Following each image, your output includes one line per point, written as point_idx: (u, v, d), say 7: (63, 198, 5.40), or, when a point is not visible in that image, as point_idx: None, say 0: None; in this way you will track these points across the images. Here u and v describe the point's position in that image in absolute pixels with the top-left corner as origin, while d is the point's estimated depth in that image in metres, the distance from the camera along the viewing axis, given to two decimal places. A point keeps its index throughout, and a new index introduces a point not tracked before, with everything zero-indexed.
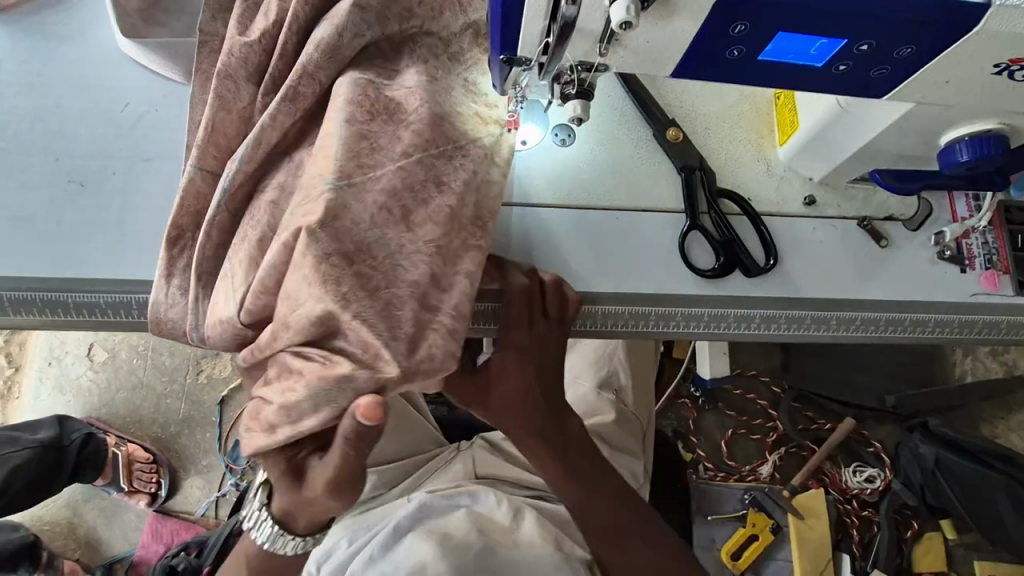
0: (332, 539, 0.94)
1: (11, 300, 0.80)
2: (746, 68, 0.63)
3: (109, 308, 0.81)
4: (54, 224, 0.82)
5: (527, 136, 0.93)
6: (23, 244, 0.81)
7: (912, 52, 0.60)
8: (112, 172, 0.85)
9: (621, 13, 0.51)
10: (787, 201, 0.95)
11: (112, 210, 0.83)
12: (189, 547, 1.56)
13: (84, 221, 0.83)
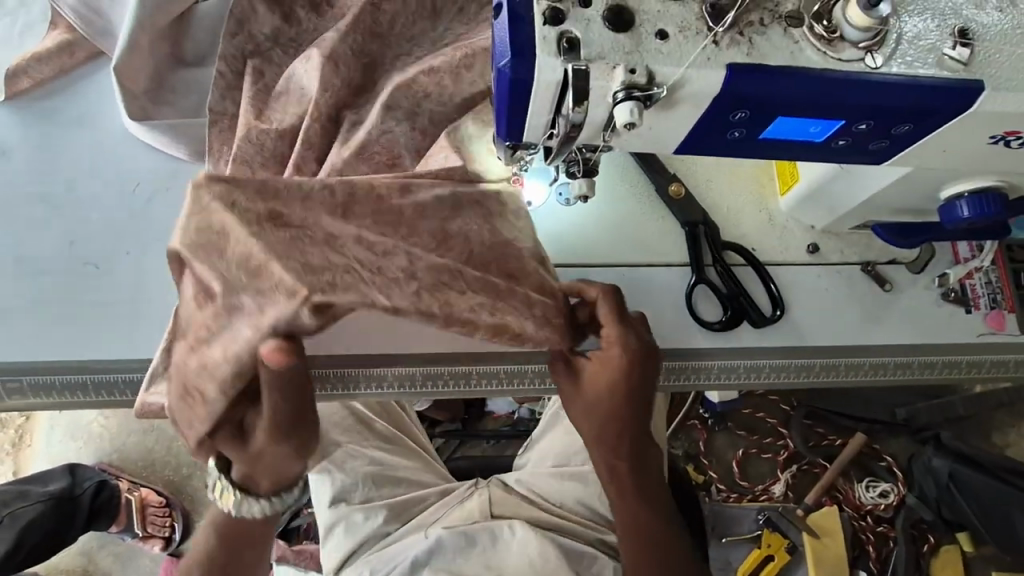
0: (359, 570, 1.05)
1: (28, 384, 0.81)
2: (747, 146, 0.64)
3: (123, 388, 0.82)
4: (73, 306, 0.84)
5: (532, 196, 0.94)
6: (42, 330, 0.82)
7: (909, 130, 0.62)
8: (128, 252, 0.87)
9: (625, 115, 0.54)
10: (791, 249, 0.97)
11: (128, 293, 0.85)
12: None
13: (98, 302, 0.84)
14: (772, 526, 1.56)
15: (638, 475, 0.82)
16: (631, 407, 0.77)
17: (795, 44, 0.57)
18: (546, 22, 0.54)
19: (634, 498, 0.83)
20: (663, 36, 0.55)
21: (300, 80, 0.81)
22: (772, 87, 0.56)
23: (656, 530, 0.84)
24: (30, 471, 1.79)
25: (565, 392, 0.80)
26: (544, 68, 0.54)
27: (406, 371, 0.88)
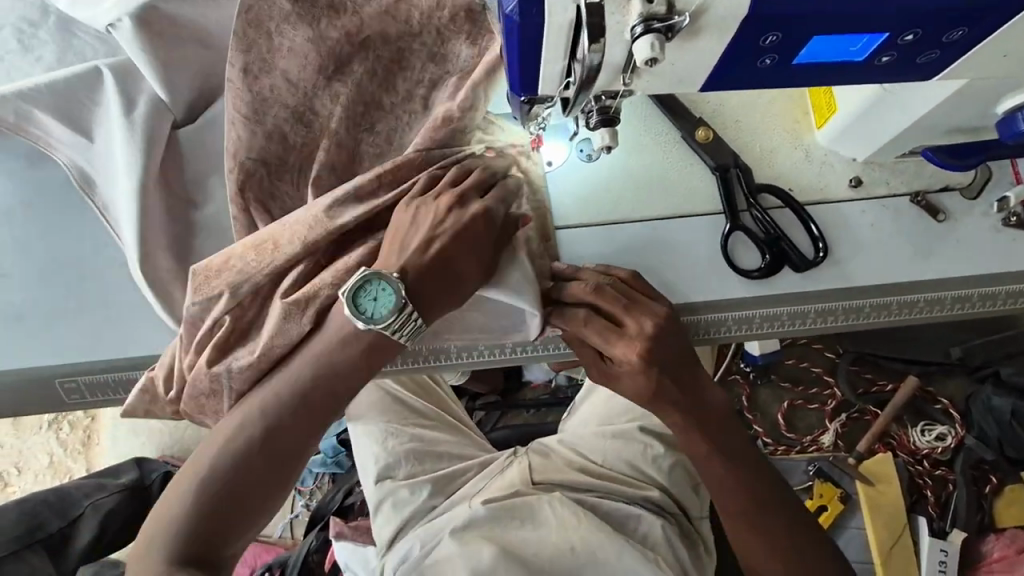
0: (409, 544, 1.07)
1: (70, 389, 0.92)
2: (780, 73, 0.60)
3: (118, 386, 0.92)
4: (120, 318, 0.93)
5: (552, 156, 0.91)
6: (96, 339, 0.92)
7: (963, 35, 0.56)
8: (166, 261, 0.91)
9: (645, 51, 0.50)
10: (832, 187, 0.91)
11: (165, 300, 0.91)
12: (286, 561, 1.66)
13: (100, 319, 0.93)
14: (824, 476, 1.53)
15: (709, 433, 0.83)
16: (661, 391, 0.79)
17: None
18: None
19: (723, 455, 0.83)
20: None
21: (322, 100, 0.89)
22: (805, 5, 0.51)
23: (748, 479, 0.84)
24: (102, 464, 1.86)
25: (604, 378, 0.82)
26: (554, 8, 0.50)
27: (441, 345, 0.89)
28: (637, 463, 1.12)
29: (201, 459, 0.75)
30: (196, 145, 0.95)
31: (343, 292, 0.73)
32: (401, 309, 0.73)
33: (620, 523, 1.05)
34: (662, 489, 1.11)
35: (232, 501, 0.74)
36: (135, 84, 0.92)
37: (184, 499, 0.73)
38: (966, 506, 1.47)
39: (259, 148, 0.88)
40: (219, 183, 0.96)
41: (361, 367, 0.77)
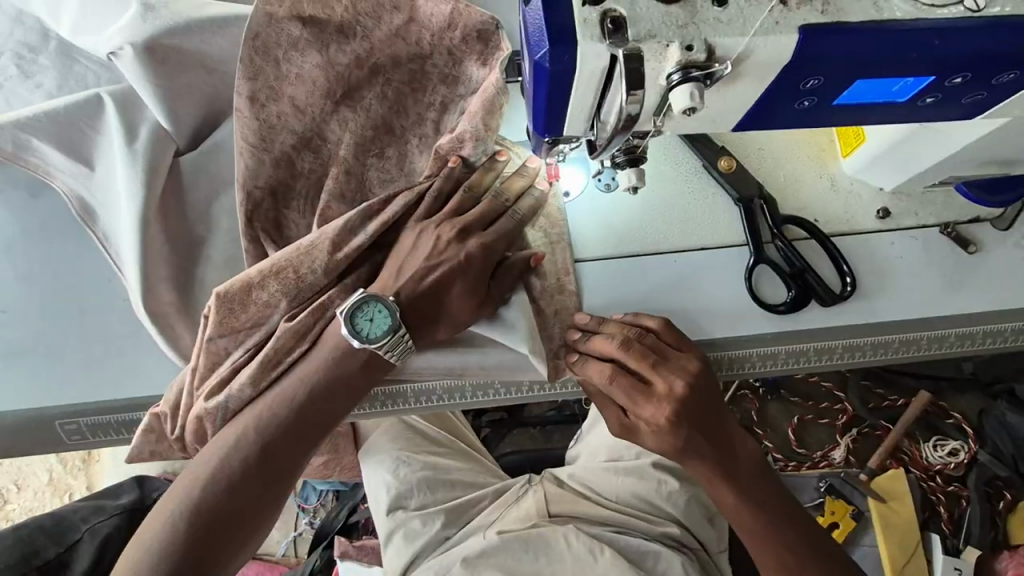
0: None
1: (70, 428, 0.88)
2: (819, 114, 0.57)
3: (121, 426, 0.89)
4: (123, 353, 0.90)
5: (570, 186, 0.88)
6: (97, 376, 0.89)
7: (1013, 78, 0.53)
8: (169, 295, 0.89)
9: (684, 100, 0.47)
10: (858, 217, 0.88)
11: (168, 334, 0.87)
12: None
13: (101, 357, 0.90)
14: (835, 493, 1.49)
15: (736, 482, 0.81)
16: (686, 447, 0.78)
17: None
18: (585, 2, 0.47)
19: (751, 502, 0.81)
20: (721, 2, 0.47)
21: (331, 125, 0.87)
22: (851, 50, 0.48)
23: (776, 524, 0.82)
24: (103, 485, 1.82)
25: (628, 431, 0.81)
26: (587, 55, 0.47)
27: (456, 382, 0.85)
28: (653, 499, 1.09)
29: (187, 489, 0.75)
30: (200, 172, 0.92)
31: (340, 311, 0.75)
32: (395, 330, 0.76)
33: (636, 559, 1.02)
34: (681, 526, 1.09)
35: (221, 529, 0.74)
36: (137, 111, 0.89)
37: (170, 532, 0.73)
38: (979, 524, 1.43)
39: (269, 176, 0.87)
40: (223, 212, 0.93)
41: (344, 391, 0.79)
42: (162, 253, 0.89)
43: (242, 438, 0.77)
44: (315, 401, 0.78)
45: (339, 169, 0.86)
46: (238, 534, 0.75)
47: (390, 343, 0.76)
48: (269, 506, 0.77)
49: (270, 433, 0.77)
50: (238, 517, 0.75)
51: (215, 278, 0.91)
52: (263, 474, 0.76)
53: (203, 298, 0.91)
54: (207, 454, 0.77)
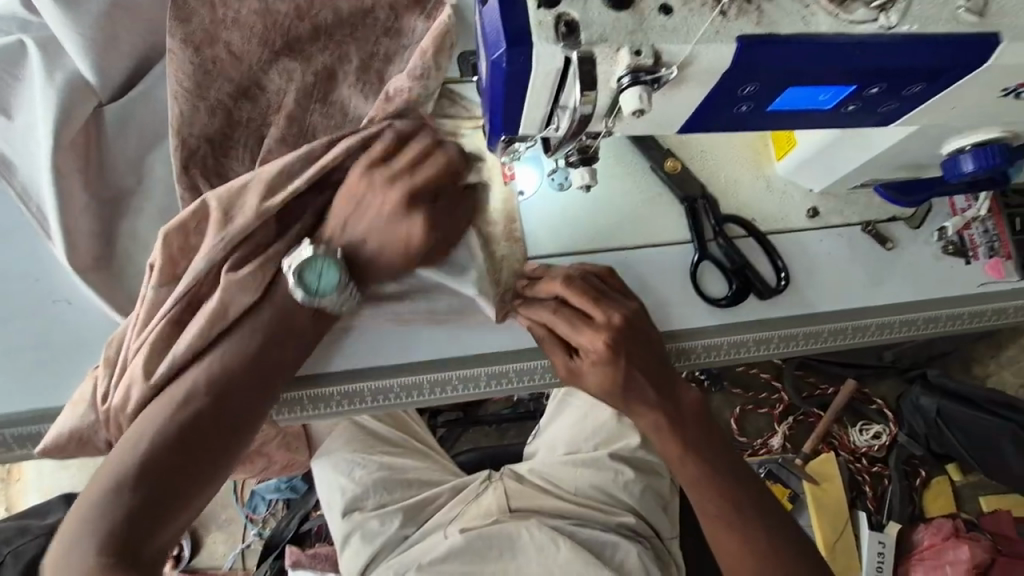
0: None
1: None
2: (753, 119, 0.61)
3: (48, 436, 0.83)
4: (49, 318, 0.86)
5: (524, 184, 0.90)
6: (23, 383, 0.83)
7: (920, 90, 0.59)
8: (91, 248, 0.85)
9: (634, 102, 0.49)
10: (790, 216, 0.95)
11: (99, 293, 0.85)
12: None
13: (27, 364, 0.84)
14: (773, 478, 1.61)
15: (683, 433, 0.81)
16: (632, 386, 0.79)
17: (806, 8, 0.51)
18: (540, 5, 0.48)
19: (699, 454, 0.81)
20: (666, 10, 0.49)
21: (271, 75, 0.87)
22: (784, 60, 0.52)
23: (727, 473, 0.82)
24: (25, 506, 1.68)
25: (572, 375, 0.81)
26: (542, 56, 0.48)
27: (415, 380, 0.84)
28: (610, 488, 1.13)
29: (128, 448, 0.69)
30: (127, 123, 0.89)
31: (287, 262, 0.75)
32: (344, 286, 0.77)
33: (597, 550, 1.05)
34: (637, 515, 1.13)
35: (163, 488, 0.68)
36: (57, 57, 0.85)
37: (102, 498, 0.65)
38: (899, 500, 1.57)
39: (204, 124, 0.85)
40: (155, 163, 0.90)
41: (296, 332, 0.78)
42: (87, 206, 0.85)
43: (189, 393, 0.72)
44: (267, 344, 0.76)
45: (282, 116, 0.88)
46: (184, 493, 0.69)
47: (341, 297, 0.77)
48: (216, 468, 0.72)
49: (221, 377, 0.73)
50: (184, 475, 0.69)
51: (144, 227, 0.88)
52: (215, 422, 0.72)
53: (129, 247, 0.87)
54: (151, 410, 0.72)
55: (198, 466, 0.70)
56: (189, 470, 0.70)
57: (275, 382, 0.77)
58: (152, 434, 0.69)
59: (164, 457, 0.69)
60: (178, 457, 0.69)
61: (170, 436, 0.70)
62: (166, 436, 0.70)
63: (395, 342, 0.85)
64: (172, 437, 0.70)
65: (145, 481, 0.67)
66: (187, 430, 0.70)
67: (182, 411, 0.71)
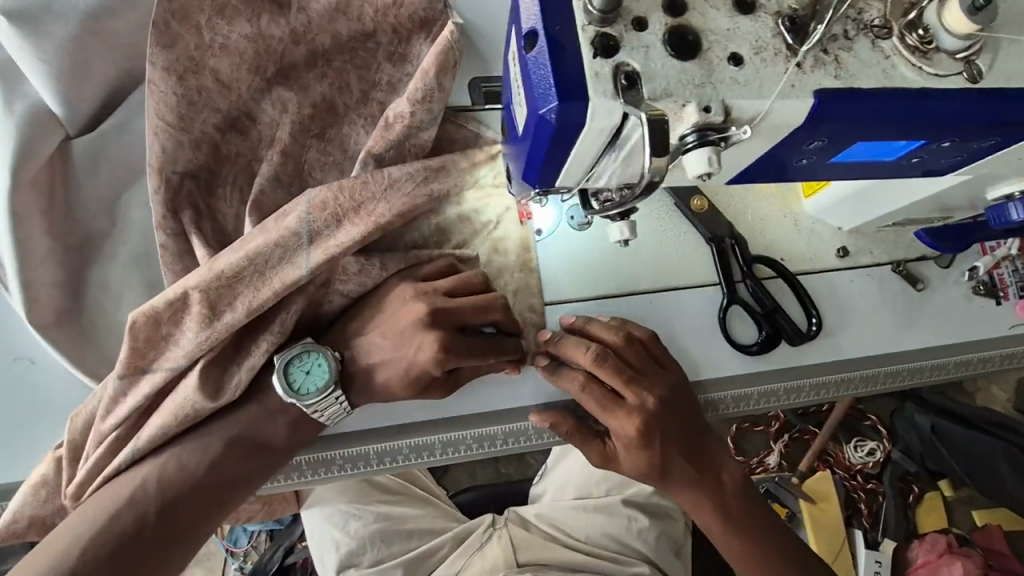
0: None
1: None
2: (814, 169, 0.56)
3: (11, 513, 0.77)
4: (14, 377, 0.79)
5: (541, 223, 0.84)
6: None
7: (993, 143, 0.54)
8: (56, 301, 0.77)
9: (700, 165, 0.44)
10: (820, 256, 0.90)
11: (67, 351, 0.77)
12: None
13: None
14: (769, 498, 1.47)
15: (726, 509, 0.76)
16: (667, 466, 0.73)
17: (887, 59, 0.46)
18: (596, 53, 0.42)
19: (739, 530, 0.77)
20: (737, 61, 0.44)
21: (263, 104, 0.79)
22: (863, 119, 0.45)
23: (763, 546, 0.78)
24: None
25: (607, 458, 0.76)
26: (597, 112, 0.42)
27: (426, 440, 0.79)
28: (624, 537, 1.08)
29: (51, 558, 0.61)
30: (98, 159, 0.80)
31: (276, 358, 0.71)
32: (326, 390, 0.71)
33: None
34: (651, 565, 1.08)
35: (126, 561, 0.63)
36: (16, 85, 0.77)
37: (58, 559, 0.61)
38: (894, 517, 1.43)
39: (189, 159, 0.77)
40: (133, 207, 0.81)
41: (260, 446, 0.72)
42: (53, 253, 0.77)
43: (173, 460, 0.69)
44: (223, 460, 0.70)
45: (275, 151, 0.79)
46: (145, 568, 0.64)
47: (321, 403, 0.72)
48: (185, 542, 0.68)
49: (167, 491, 0.68)
50: (151, 545, 0.65)
51: (116, 275, 0.80)
52: (150, 543, 0.65)
53: (101, 297, 0.79)
54: (79, 521, 0.65)
55: (168, 538, 0.66)
56: (160, 542, 0.66)
57: (224, 505, 0.70)
58: (128, 497, 0.66)
59: (135, 523, 0.65)
60: (148, 528, 0.65)
61: (145, 502, 0.66)
62: (142, 499, 0.66)
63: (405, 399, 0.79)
64: (148, 506, 0.66)
65: (107, 549, 0.63)
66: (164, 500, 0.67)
67: (163, 481, 0.68)
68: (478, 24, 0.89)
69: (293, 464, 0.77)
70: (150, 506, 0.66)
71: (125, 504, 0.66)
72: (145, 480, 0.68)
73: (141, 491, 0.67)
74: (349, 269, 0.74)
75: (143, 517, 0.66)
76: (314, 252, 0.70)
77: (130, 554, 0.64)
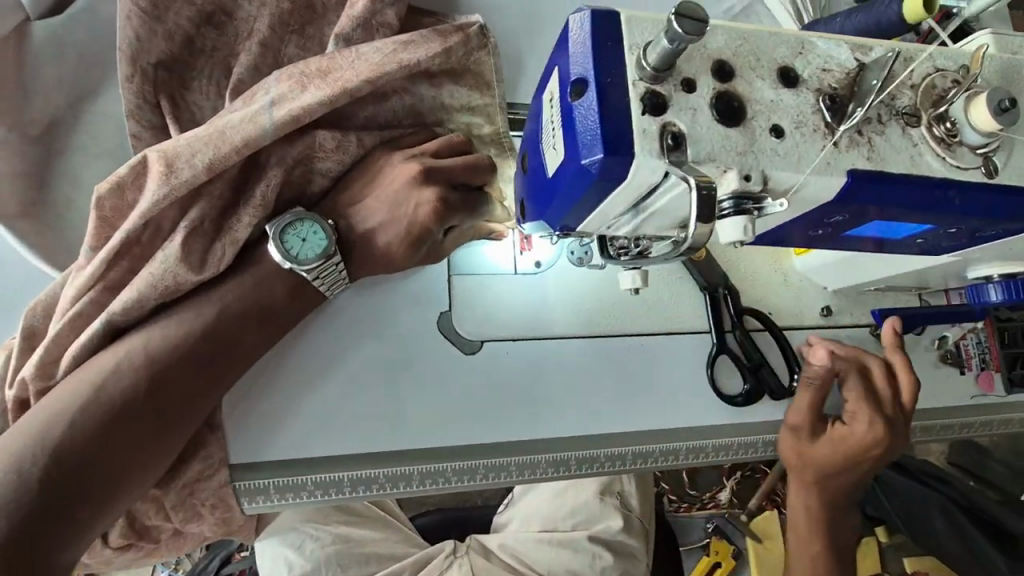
0: None
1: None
2: (829, 239, 0.57)
3: None
4: None
5: (539, 255, 0.83)
6: None
7: (994, 232, 0.56)
8: (20, 191, 0.76)
9: (734, 231, 0.44)
10: (807, 311, 0.93)
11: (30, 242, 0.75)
12: None
13: None
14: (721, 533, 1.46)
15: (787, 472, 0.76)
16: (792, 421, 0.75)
17: (915, 147, 0.47)
18: (645, 110, 0.41)
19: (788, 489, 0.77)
20: (779, 133, 0.44)
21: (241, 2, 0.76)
22: (885, 199, 0.47)
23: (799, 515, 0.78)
24: None
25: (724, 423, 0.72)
26: (641, 168, 0.41)
27: (404, 470, 0.72)
28: (586, 573, 1.04)
29: (29, 434, 0.57)
30: (62, 46, 0.77)
31: (268, 227, 0.66)
32: (328, 256, 0.67)
33: None
34: None
35: (113, 442, 0.59)
36: None
37: (38, 436, 0.57)
38: None
39: (162, 51, 0.74)
40: (103, 99, 0.80)
41: (257, 320, 0.68)
42: (10, 141, 0.75)
43: (166, 331, 0.64)
44: (215, 330, 0.65)
45: (252, 43, 0.76)
46: (134, 454, 0.60)
47: (322, 269, 0.68)
48: (178, 427, 0.63)
49: (152, 367, 0.62)
50: (139, 424, 0.61)
51: (88, 168, 0.79)
52: (137, 419, 0.60)
53: (69, 189, 0.78)
54: (61, 396, 0.60)
55: (160, 417, 0.62)
56: (151, 424, 0.61)
57: (215, 386, 0.65)
58: (113, 369, 0.61)
59: (120, 400, 0.60)
60: (133, 405, 0.61)
61: (129, 373, 0.61)
62: (125, 369, 0.61)
63: (382, 422, 0.73)
64: (130, 381, 0.61)
65: (88, 426, 0.58)
66: (144, 375, 0.62)
67: (140, 353, 0.62)
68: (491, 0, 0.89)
69: (271, 484, 0.69)
70: (136, 378, 0.61)
71: (106, 378, 0.61)
72: (130, 352, 0.62)
73: (119, 365, 0.62)
74: (326, 145, 0.69)
75: (129, 391, 0.61)
76: (279, 113, 0.64)
77: (117, 434, 0.59)
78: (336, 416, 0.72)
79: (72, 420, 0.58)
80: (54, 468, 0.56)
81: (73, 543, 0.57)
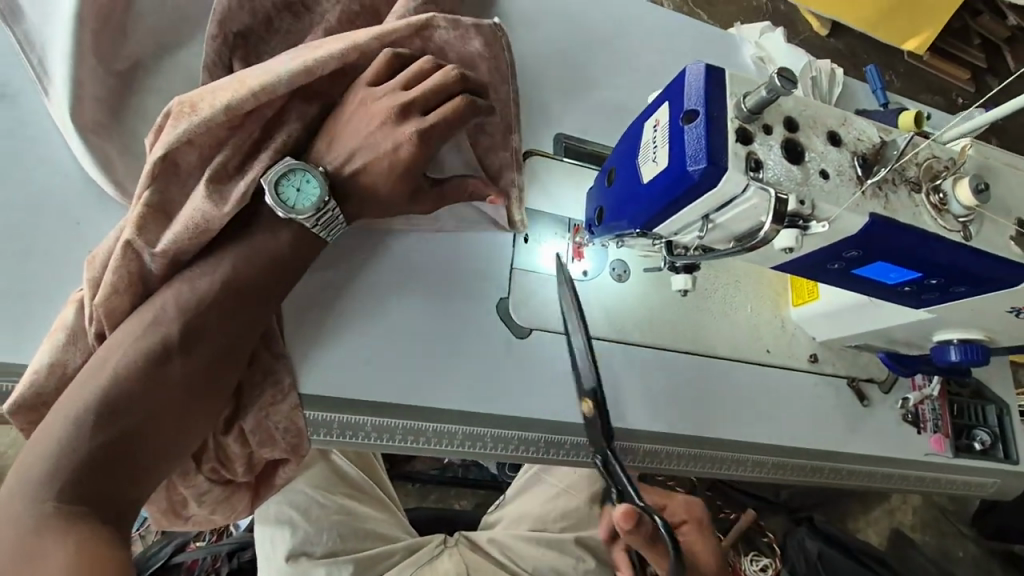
0: None
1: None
2: (840, 274, 0.73)
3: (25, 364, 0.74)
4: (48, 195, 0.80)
5: (586, 267, 0.96)
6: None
7: (960, 290, 0.71)
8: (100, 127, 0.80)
9: (787, 240, 0.60)
10: (796, 355, 1.06)
11: (98, 158, 0.79)
12: None
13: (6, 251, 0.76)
14: None
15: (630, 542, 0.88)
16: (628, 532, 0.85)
17: (917, 208, 0.63)
18: (737, 139, 0.56)
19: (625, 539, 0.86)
20: (825, 174, 0.59)
21: None
22: (889, 243, 0.63)
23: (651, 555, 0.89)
24: None
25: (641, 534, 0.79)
26: (729, 180, 0.56)
27: (454, 428, 0.83)
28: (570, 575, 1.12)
29: (103, 371, 0.64)
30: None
31: (264, 179, 0.72)
32: (323, 205, 0.74)
33: None
34: None
35: (170, 368, 0.67)
36: None
37: (112, 371, 0.64)
38: None
39: (244, 21, 0.82)
40: (183, 52, 0.85)
41: (313, 246, 0.78)
42: (96, 72, 0.78)
43: (223, 266, 0.72)
44: (277, 258, 0.75)
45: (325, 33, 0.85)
46: (192, 380, 0.68)
47: (321, 215, 0.75)
48: (225, 354, 0.71)
49: (192, 319, 0.69)
50: (194, 349, 0.69)
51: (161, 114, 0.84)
52: (194, 345, 0.69)
53: (138, 123, 0.82)
54: (127, 337, 0.67)
55: (209, 344, 0.70)
56: (202, 349, 0.69)
57: (257, 324, 0.73)
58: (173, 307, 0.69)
59: (176, 332, 0.68)
60: (188, 334, 0.69)
61: (188, 307, 0.69)
62: (190, 304, 0.69)
63: (442, 381, 0.84)
64: (187, 309, 0.69)
65: (152, 354, 0.66)
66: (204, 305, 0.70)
67: (200, 285, 0.71)
68: (554, 44, 1.03)
69: (338, 421, 0.80)
70: (191, 310, 0.69)
71: (166, 311, 0.69)
72: (189, 288, 0.70)
73: (181, 303, 0.69)
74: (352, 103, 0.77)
75: (187, 322, 0.69)
76: (293, 62, 0.71)
77: (175, 362, 0.67)
78: (405, 372, 0.83)
79: (137, 352, 0.66)
80: (124, 395, 0.64)
81: (143, 482, 0.63)
